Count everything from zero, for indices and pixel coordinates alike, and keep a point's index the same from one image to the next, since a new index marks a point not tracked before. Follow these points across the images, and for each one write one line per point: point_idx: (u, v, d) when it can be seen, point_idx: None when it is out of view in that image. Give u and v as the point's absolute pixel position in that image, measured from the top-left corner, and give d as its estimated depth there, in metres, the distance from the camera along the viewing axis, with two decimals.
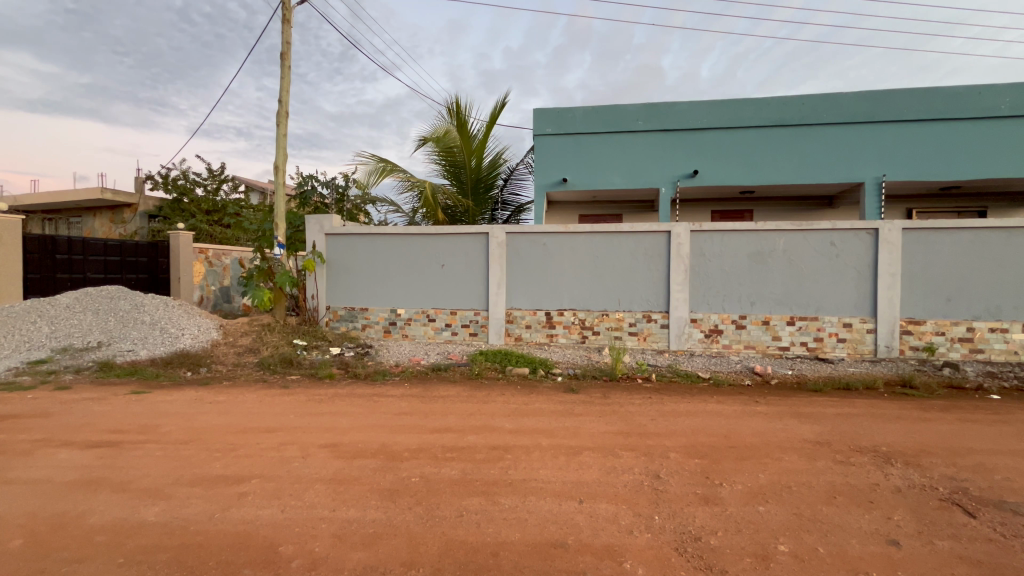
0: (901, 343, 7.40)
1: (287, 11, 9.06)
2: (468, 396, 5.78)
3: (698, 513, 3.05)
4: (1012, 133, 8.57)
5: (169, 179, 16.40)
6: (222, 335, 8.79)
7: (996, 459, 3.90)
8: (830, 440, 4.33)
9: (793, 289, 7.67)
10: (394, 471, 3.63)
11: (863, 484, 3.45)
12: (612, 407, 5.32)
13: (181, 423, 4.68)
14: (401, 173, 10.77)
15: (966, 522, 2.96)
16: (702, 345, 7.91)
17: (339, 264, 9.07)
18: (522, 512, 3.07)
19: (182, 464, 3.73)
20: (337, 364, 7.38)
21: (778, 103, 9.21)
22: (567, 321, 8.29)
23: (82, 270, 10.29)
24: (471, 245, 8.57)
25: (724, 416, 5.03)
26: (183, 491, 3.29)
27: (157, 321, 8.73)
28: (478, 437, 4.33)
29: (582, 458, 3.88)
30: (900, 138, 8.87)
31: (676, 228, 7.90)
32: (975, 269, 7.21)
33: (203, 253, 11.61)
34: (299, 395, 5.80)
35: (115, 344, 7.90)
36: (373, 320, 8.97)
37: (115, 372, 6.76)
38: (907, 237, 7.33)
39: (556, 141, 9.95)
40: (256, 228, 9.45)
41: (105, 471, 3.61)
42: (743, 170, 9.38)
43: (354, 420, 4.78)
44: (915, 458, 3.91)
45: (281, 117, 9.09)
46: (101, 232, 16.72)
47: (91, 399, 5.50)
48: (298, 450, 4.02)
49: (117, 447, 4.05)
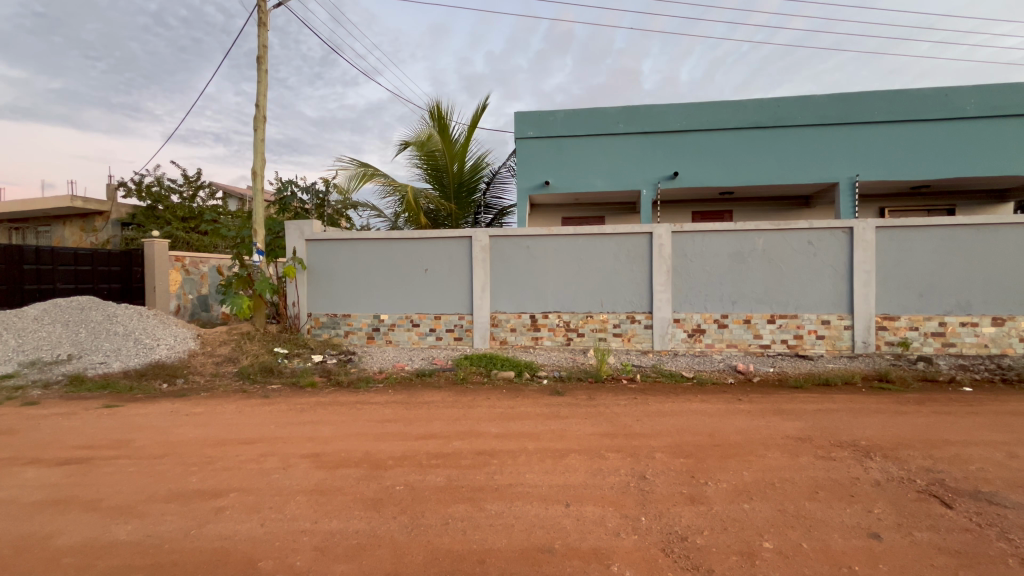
0: (877, 338, 7.57)
1: (262, 14, 8.94)
2: (453, 402, 5.71)
3: (684, 513, 3.06)
4: (977, 133, 8.87)
5: (142, 186, 15.99)
6: (200, 345, 8.56)
7: (970, 450, 4.00)
8: (812, 435, 4.40)
9: (772, 288, 7.80)
10: (378, 479, 3.57)
11: (843, 478, 3.51)
12: (598, 409, 5.32)
13: (157, 437, 4.53)
14: (382, 177, 10.69)
15: (943, 513, 3.03)
16: (686, 345, 7.99)
17: (320, 270, 8.93)
18: (509, 517, 3.04)
19: (157, 479, 3.61)
20: (318, 372, 7.26)
21: (754, 105, 9.38)
22: (552, 322, 8.28)
23: (51, 280, 9.95)
24: (455, 249, 8.53)
25: (708, 414, 5.08)
26: (157, 508, 3.18)
27: (131, 332, 8.47)
28: (464, 443, 4.29)
29: (569, 461, 3.87)
30: (871, 138, 9.11)
31: (658, 229, 7.98)
32: (945, 265, 7.42)
33: (179, 261, 11.34)
34: (280, 405, 5.68)
35: (86, 356, 7.67)
36: (356, 327, 8.84)
37: (86, 386, 6.53)
38: (879, 235, 7.52)
39: (538, 145, 9.97)
40: (234, 234, 9.27)
41: (75, 488, 3.48)
42: (721, 172, 9.52)
43: (337, 429, 4.70)
44: (894, 451, 3.99)
45: (259, 122, 8.93)
46: (73, 241, 16.28)
47: (60, 415, 5.29)
48: (279, 461, 3.93)
49: (87, 464, 3.89)
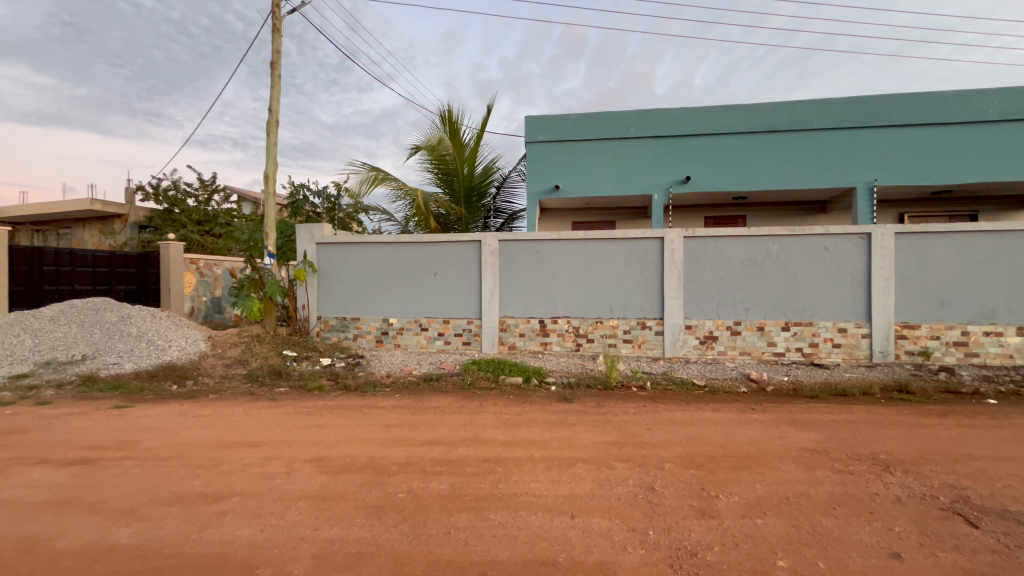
0: (897, 347, 7.35)
1: (276, 20, 9.04)
2: (460, 407, 5.66)
3: (694, 528, 2.95)
4: (1001, 137, 8.62)
5: (159, 190, 16.27)
6: (211, 347, 8.61)
7: (996, 466, 3.83)
8: (829, 447, 4.25)
9: (787, 294, 7.63)
10: (381, 486, 3.51)
11: (861, 493, 3.37)
12: (606, 417, 5.22)
13: (163, 439, 4.53)
14: (393, 181, 10.72)
15: (969, 533, 2.88)
16: (697, 352, 7.84)
17: (329, 273, 8.96)
18: (512, 528, 2.96)
19: (160, 482, 3.59)
20: (327, 376, 7.26)
21: (768, 108, 9.23)
22: (561, 328, 8.20)
23: (70, 282, 10.13)
24: (464, 253, 8.49)
25: (720, 424, 4.95)
26: (159, 511, 3.15)
27: (144, 333, 8.55)
28: (469, 450, 4.22)
29: (575, 471, 3.78)
30: (889, 142, 8.90)
31: (669, 233, 7.86)
32: (967, 272, 7.21)
33: (194, 263, 11.47)
34: (287, 408, 5.66)
35: (100, 357, 7.73)
36: (365, 330, 8.84)
37: (98, 387, 6.59)
38: (899, 241, 7.31)
39: (548, 149, 9.92)
40: (247, 237, 9.37)
41: (79, 490, 3.48)
42: (735, 176, 9.37)
43: (342, 433, 4.67)
44: (915, 466, 3.83)
45: (272, 126, 9.02)
46: (92, 244, 16.60)
47: (71, 415, 5.33)
48: (282, 465, 3.90)
49: (94, 465, 3.90)
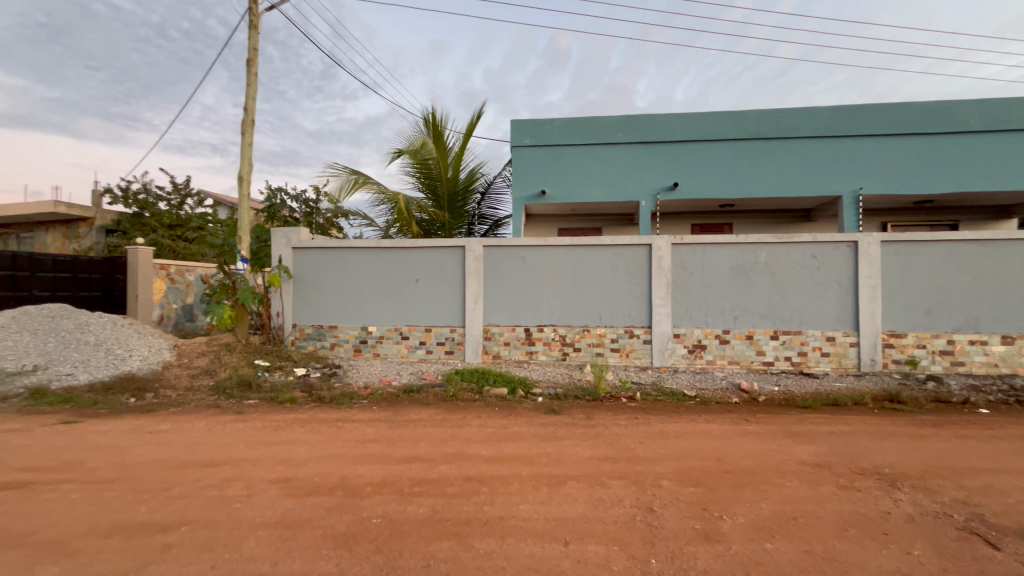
0: (885, 356, 7.28)
1: (253, 16, 8.69)
2: (441, 420, 5.32)
3: (699, 554, 2.69)
4: (980, 147, 8.74)
5: (129, 193, 15.59)
6: (176, 356, 8.09)
7: (1003, 479, 3.67)
8: (830, 461, 4.06)
9: (776, 302, 7.51)
10: (353, 510, 3.17)
11: (872, 512, 3.15)
12: (595, 430, 4.94)
13: (111, 458, 4.09)
14: (374, 185, 10.39)
15: (990, 556, 2.67)
16: (686, 361, 7.64)
17: (306, 279, 8.55)
18: (499, 558, 2.65)
19: (100, 510, 3.17)
20: (300, 387, 6.83)
21: (754, 115, 9.21)
22: (547, 337, 7.93)
23: (28, 287, 9.46)
24: (447, 259, 8.19)
25: (715, 436, 4.72)
26: (94, 544, 2.76)
27: (103, 342, 8.00)
28: (451, 467, 3.90)
29: (567, 490, 3.49)
30: (873, 151, 8.95)
31: (657, 239, 7.69)
32: (952, 281, 7.18)
33: (164, 269, 10.91)
34: (255, 422, 5.25)
35: (52, 368, 7.17)
36: (342, 339, 8.43)
37: (47, 400, 6.07)
38: (885, 249, 7.27)
39: (535, 154, 9.72)
40: (220, 242, 8.92)
41: (4, 519, 3.05)
42: (723, 183, 9.30)
43: (313, 450, 4.30)
44: (922, 480, 3.65)
45: (247, 126, 8.63)
46: (55, 248, 15.80)
47: (11, 432, 4.84)
48: (243, 487, 3.52)
49: (26, 490, 3.46)
